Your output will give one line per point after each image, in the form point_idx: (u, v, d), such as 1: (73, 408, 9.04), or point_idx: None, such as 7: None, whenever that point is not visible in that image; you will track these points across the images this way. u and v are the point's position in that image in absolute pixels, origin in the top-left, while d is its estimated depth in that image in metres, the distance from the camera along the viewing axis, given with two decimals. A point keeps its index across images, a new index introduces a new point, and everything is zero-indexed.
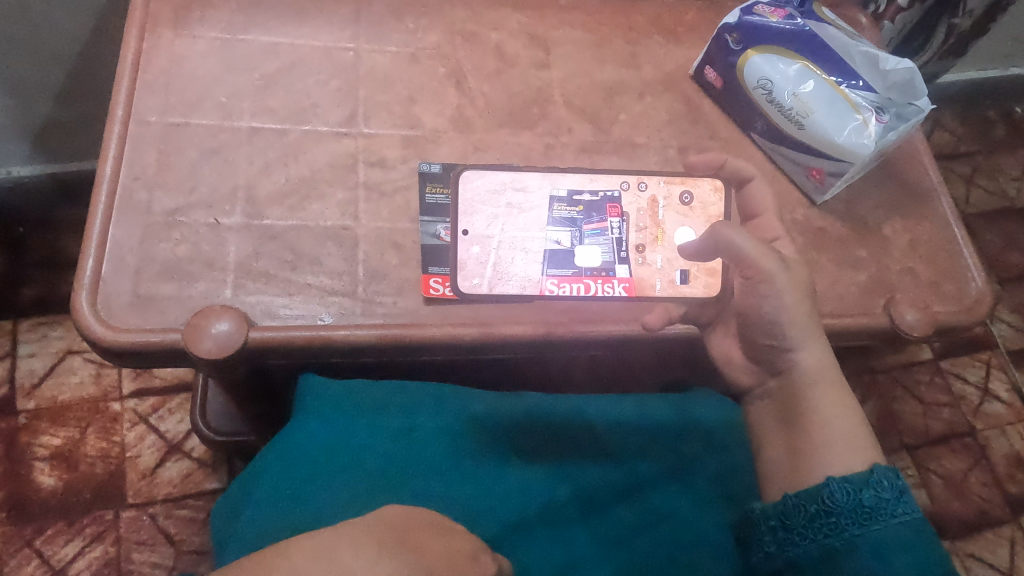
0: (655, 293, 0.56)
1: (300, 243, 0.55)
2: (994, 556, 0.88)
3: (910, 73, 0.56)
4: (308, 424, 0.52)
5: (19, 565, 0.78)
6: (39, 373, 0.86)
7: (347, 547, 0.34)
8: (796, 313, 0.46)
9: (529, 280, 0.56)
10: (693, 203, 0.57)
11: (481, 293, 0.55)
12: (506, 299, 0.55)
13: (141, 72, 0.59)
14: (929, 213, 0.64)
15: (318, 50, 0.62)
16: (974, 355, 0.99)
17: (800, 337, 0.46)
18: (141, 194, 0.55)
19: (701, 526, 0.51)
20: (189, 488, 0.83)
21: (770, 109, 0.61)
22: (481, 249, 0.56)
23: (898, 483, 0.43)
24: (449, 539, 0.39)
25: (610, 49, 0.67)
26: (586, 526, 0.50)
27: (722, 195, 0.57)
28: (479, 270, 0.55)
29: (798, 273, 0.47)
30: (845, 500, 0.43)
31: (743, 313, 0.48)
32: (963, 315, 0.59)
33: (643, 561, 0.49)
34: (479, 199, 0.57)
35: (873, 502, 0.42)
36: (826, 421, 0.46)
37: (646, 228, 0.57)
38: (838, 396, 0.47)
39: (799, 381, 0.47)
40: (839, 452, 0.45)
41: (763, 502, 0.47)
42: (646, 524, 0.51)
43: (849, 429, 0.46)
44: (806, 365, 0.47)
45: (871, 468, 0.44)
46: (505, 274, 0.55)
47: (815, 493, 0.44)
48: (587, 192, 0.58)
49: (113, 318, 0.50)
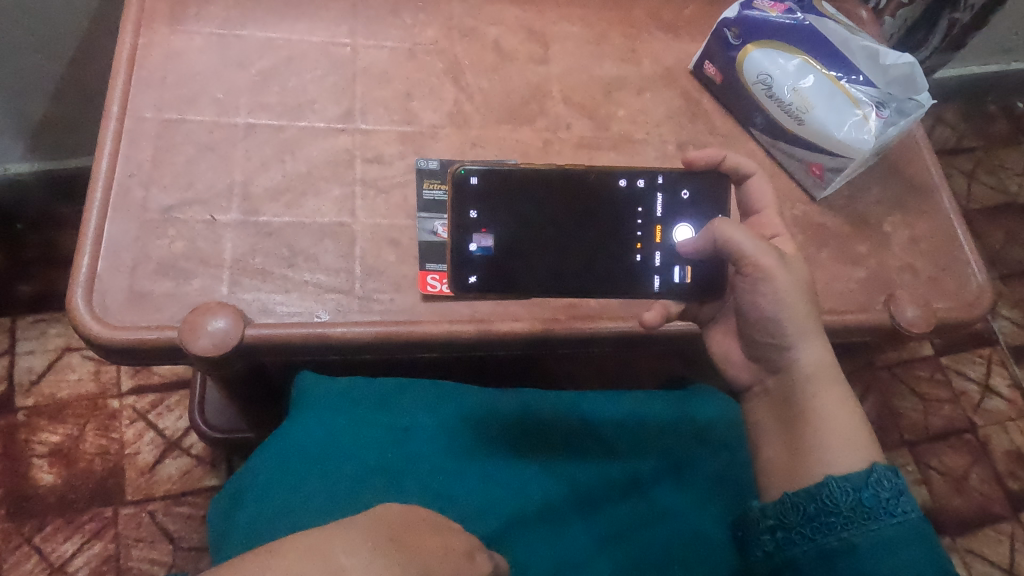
0: (654, 292, 0.55)
1: (297, 240, 0.55)
2: (994, 552, 0.88)
3: (911, 68, 0.56)
4: (305, 423, 0.52)
5: (18, 562, 0.78)
6: (37, 370, 0.86)
7: (344, 545, 0.34)
8: (794, 311, 0.46)
9: (522, 279, 0.54)
10: (692, 200, 0.55)
11: (475, 293, 0.54)
12: (502, 298, 0.54)
13: (137, 68, 0.58)
14: (930, 208, 0.64)
15: (315, 46, 0.62)
16: (975, 352, 0.99)
17: (798, 336, 0.46)
18: (137, 190, 0.54)
19: (700, 523, 0.51)
20: (188, 484, 0.83)
21: (770, 104, 0.61)
22: (473, 249, 0.55)
23: (897, 482, 0.43)
24: (446, 539, 0.39)
25: (609, 45, 0.67)
26: (586, 524, 0.50)
27: (721, 192, 0.55)
28: (472, 269, 0.54)
29: (799, 271, 0.47)
30: (844, 500, 0.43)
31: (739, 309, 0.48)
32: (964, 310, 0.59)
33: (642, 559, 0.49)
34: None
35: (872, 501, 0.42)
36: (825, 419, 0.46)
37: None
38: (837, 393, 0.46)
39: (798, 379, 0.47)
40: (838, 451, 0.45)
41: (761, 501, 0.47)
42: (646, 521, 0.51)
43: (849, 429, 0.45)
44: (805, 362, 0.46)
45: (871, 467, 0.44)
46: (499, 274, 0.54)
47: (814, 492, 0.44)
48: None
49: (109, 315, 0.50)
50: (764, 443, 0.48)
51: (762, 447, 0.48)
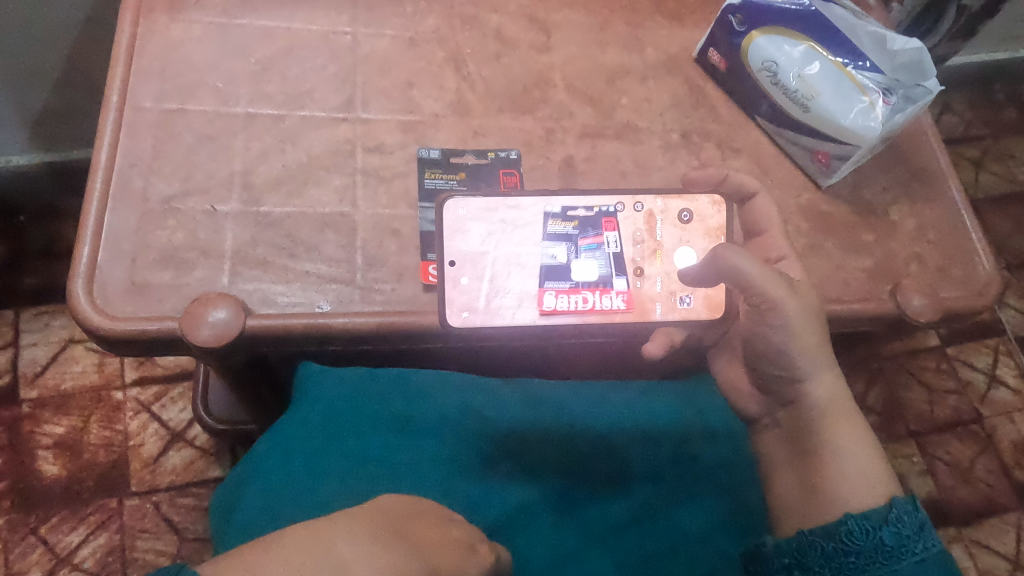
0: (654, 312, 0.53)
1: (298, 230, 0.55)
2: (1001, 543, 0.88)
3: (919, 53, 0.54)
4: (305, 414, 0.52)
5: (24, 553, 0.78)
6: (41, 361, 0.86)
7: (344, 536, 0.34)
8: (804, 341, 0.46)
9: (526, 294, 0.53)
10: (692, 219, 0.54)
11: (472, 320, 0.52)
12: (505, 316, 0.52)
13: (136, 57, 0.58)
14: (937, 197, 0.63)
15: (315, 34, 0.61)
16: (981, 342, 0.98)
17: (810, 369, 0.47)
18: (137, 180, 0.54)
19: (690, 524, 0.50)
20: (192, 476, 0.83)
21: (775, 91, 0.60)
22: (474, 267, 0.52)
23: (918, 516, 0.42)
24: (448, 530, 0.39)
25: (612, 32, 0.66)
26: (574, 520, 0.50)
27: (721, 208, 0.54)
28: (476, 285, 0.52)
29: (807, 299, 0.47)
30: (863, 539, 0.42)
31: (748, 337, 0.49)
32: (972, 300, 0.59)
33: (625, 561, 0.49)
34: (471, 216, 0.52)
35: (893, 539, 0.42)
36: (840, 454, 0.46)
37: (643, 244, 0.54)
38: (853, 426, 0.47)
39: (811, 415, 0.47)
40: (854, 486, 0.44)
41: (775, 537, 0.47)
42: (634, 520, 0.50)
43: (864, 464, 0.45)
44: (818, 396, 0.47)
45: (891, 501, 0.43)
46: (501, 288, 0.52)
47: (832, 530, 0.43)
48: (582, 206, 0.54)
49: (109, 306, 0.50)
50: (776, 478, 0.49)
51: (775, 482, 0.49)
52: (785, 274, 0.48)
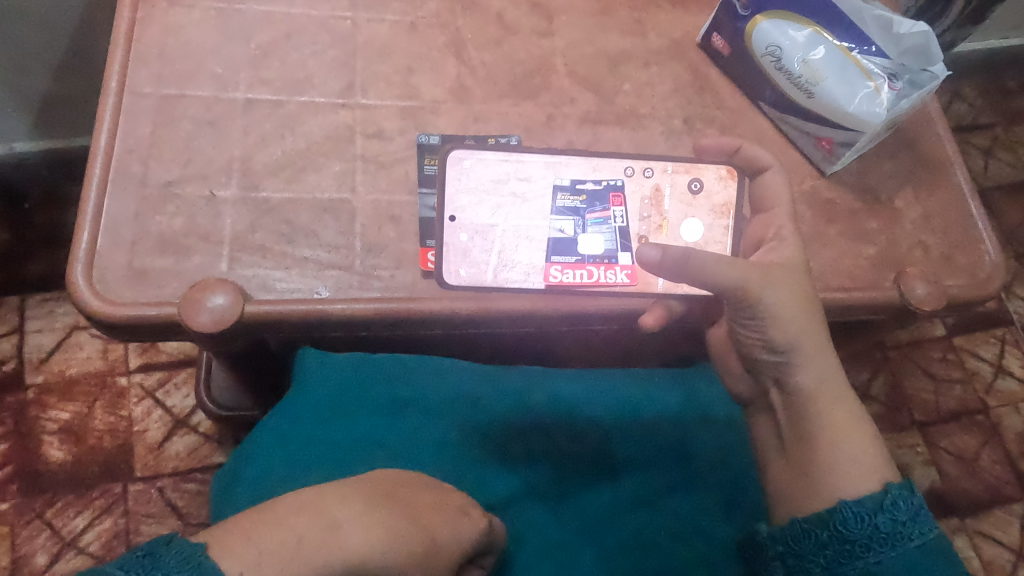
0: (654, 288, 0.53)
1: (297, 216, 0.54)
2: (1004, 533, 0.87)
3: (926, 37, 0.53)
4: (301, 398, 0.52)
5: (30, 537, 0.79)
6: (46, 348, 0.87)
7: (335, 499, 0.37)
8: (789, 328, 0.46)
9: (534, 268, 0.53)
10: (700, 192, 0.54)
11: (469, 281, 0.52)
12: (511, 286, 0.53)
13: (135, 42, 0.58)
14: (942, 184, 0.62)
15: (315, 19, 0.61)
16: (988, 332, 0.97)
17: (803, 355, 0.46)
18: (136, 166, 0.54)
19: (679, 512, 0.51)
20: (197, 461, 0.84)
21: (779, 76, 0.59)
22: (483, 240, 0.52)
23: (914, 501, 0.42)
24: (441, 496, 0.42)
25: (615, 17, 0.65)
26: (560, 508, 0.50)
27: (729, 183, 0.53)
28: (485, 257, 0.52)
29: (790, 286, 0.46)
30: (858, 526, 0.42)
31: (733, 324, 0.49)
32: (976, 288, 0.58)
33: (607, 551, 0.49)
34: (483, 187, 0.52)
35: (888, 526, 0.41)
36: (833, 441, 0.45)
37: (648, 218, 0.53)
38: (842, 411, 0.46)
39: (800, 401, 0.46)
40: (846, 473, 0.44)
41: (771, 524, 0.47)
42: (622, 509, 0.50)
43: (858, 450, 0.45)
44: (806, 382, 0.46)
45: (886, 488, 0.43)
46: (510, 261, 0.53)
47: (827, 517, 0.43)
48: (590, 180, 0.53)
49: (108, 292, 0.50)
50: (769, 465, 0.48)
51: (768, 468, 0.48)
52: (765, 264, 0.46)
